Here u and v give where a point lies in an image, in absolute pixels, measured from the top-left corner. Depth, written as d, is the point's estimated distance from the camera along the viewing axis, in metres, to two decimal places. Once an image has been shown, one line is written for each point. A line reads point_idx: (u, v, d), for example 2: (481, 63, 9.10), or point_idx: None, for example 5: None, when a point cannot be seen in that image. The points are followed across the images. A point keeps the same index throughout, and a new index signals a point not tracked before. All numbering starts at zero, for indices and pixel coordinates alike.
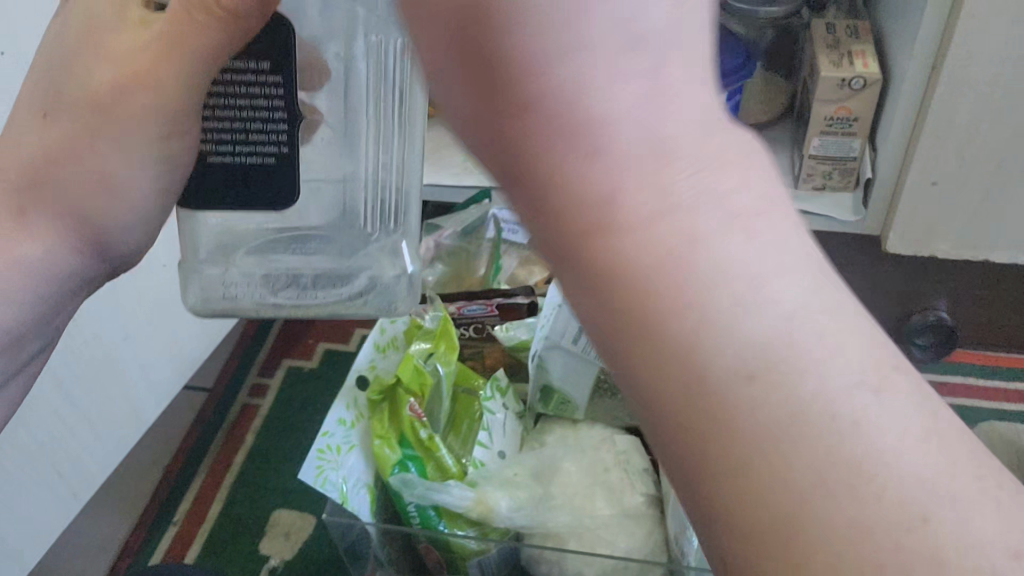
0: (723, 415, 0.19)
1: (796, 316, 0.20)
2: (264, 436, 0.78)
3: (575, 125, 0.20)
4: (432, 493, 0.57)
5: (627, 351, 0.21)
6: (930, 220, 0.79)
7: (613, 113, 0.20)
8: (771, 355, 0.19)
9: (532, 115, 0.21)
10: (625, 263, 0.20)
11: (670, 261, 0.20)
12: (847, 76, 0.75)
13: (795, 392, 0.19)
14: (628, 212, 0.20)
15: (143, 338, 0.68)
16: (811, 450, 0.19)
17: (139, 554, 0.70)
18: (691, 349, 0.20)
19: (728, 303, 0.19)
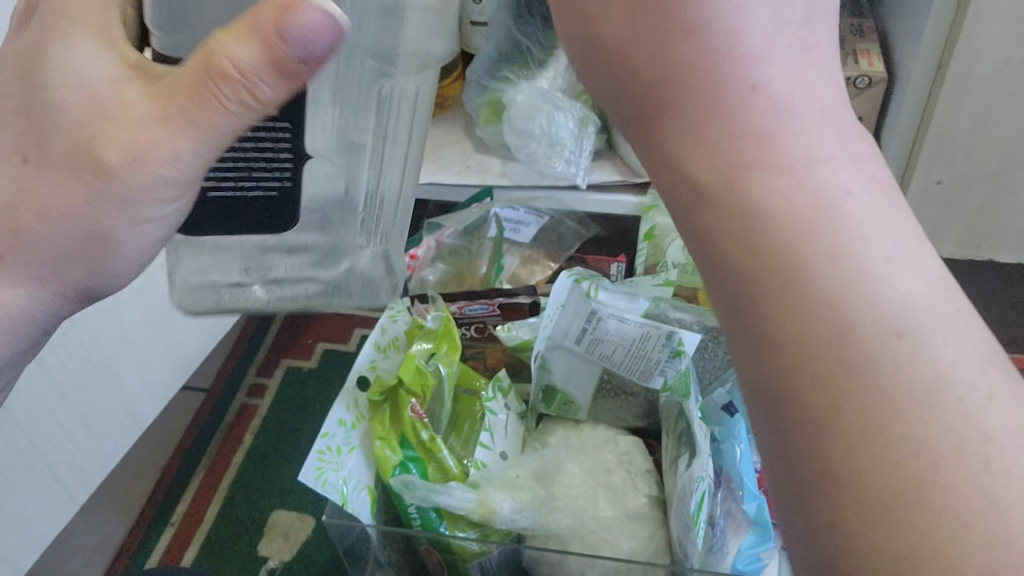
0: (839, 387, 0.22)
1: (913, 316, 0.22)
2: (263, 436, 0.78)
3: (738, 126, 0.24)
4: (433, 495, 0.56)
5: (766, 336, 0.23)
6: (934, 219, 0.78)
7: (790, 132, 0.24)
8: (896, 336, 0.22)
9: (706, 126, 0.25)
10: (783, 248, 0.23)
11: (819, 256, 0.23)
12: (852, 75, 0.75)
13: (922, 374, 0.22)
14: (781, 209, 0.23)
15: (140, 337, 0.67)
16: (929, 442, 0.21)
17: (136, 556, 0.69)
18: (841, 334, 0.22)
19: (856, 299, 0.22)
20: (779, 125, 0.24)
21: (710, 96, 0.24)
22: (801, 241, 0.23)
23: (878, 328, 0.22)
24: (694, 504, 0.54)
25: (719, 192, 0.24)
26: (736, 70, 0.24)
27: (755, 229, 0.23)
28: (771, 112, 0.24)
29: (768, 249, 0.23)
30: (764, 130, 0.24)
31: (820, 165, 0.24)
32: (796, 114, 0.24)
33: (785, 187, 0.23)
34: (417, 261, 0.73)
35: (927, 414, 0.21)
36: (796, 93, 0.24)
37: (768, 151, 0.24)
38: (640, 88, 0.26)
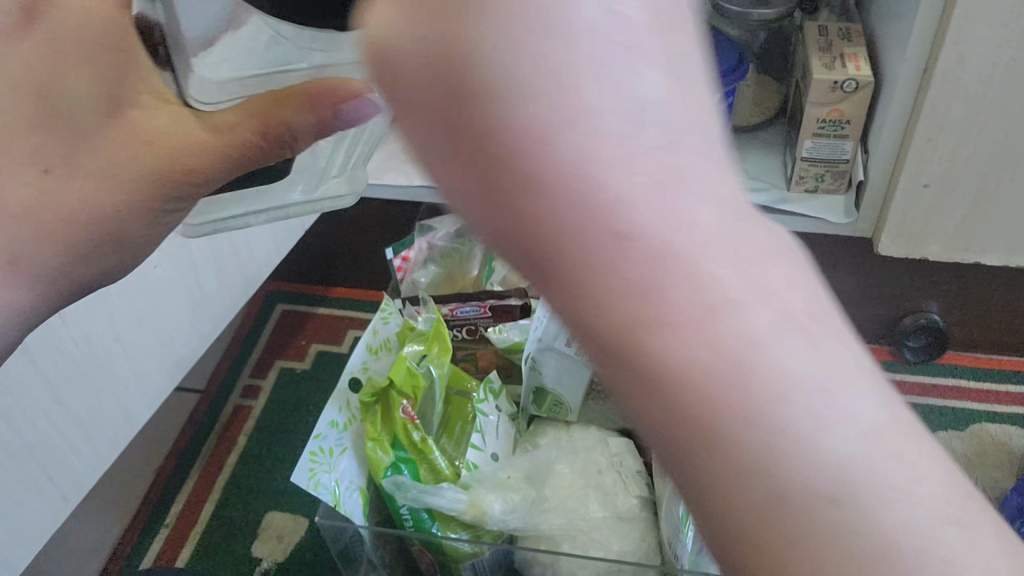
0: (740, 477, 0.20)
1: (816, 399, 0.20)
2: (256, 437, 0.78)
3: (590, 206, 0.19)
4: (425, 496, 0.57)
5: (658, 422, 0.21)
6: (921, 222, 0.79)
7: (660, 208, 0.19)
8: (772, 392, 0.19)
9: (524, 174, 0.18)
10: (669, 345, 0.20)
11: (705, 345, 0.20)
12: (839, 78, 0.76)
13: (825, 459, 0.20)
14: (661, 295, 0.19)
15: (134, 340, 0.68)
16: (796, 484, 0.20)
17: (131, 557, 0.70)
18: (726, 420, 0.20)
19: (752, 404, 0.20)
20: (614, 158, 0.18)
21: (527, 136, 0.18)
22: (652, 297, 0.19)
23: (742, 363, 0.19)
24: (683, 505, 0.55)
25: (543, 237, 0.19)
26: (553, 103, 0.18)
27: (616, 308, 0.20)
28: (648, 149, 0.19)
29: (608, 301, 0.19)
30: (644, 182, 0.19)
31: (645, 183, 0.19)
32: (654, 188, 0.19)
33: (631, 231, 0.19)
34: (409, 263, 0.75)
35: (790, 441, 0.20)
36: (648, 120, 0.18)
37: (642, 173, 0.19)
38: (433, 122, 0.19)
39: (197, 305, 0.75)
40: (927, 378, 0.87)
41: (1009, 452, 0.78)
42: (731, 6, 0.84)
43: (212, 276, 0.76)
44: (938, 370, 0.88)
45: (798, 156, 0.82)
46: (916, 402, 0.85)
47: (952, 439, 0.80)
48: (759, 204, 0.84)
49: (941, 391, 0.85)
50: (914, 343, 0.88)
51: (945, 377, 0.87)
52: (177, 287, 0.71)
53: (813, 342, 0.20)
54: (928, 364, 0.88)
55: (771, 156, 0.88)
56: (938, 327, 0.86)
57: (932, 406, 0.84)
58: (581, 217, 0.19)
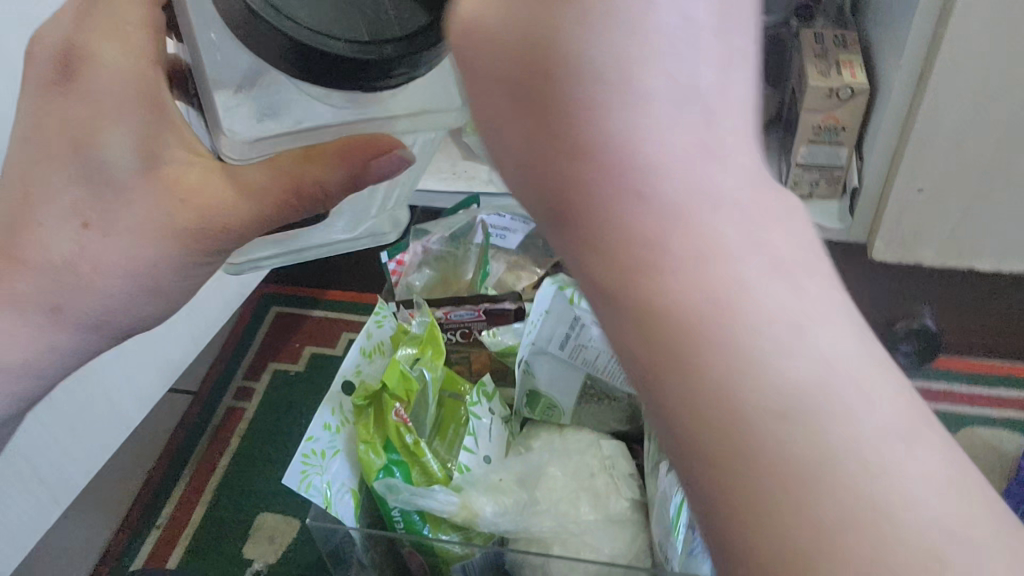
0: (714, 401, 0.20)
1: (830, 367, 0.21)
2: (249, 439, 0.78)
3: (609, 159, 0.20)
4: (416, 498, 0.56)
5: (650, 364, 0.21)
6: (915, 228, 0.79)
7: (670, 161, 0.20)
8: (807, 397, 0.20)
9: (575, 135, 0.20)
10: (676, 302, 0.21)
11: (699, 288, 0.21)
12: (835, 85, 0.76)
13: (826, 420, 0.20)
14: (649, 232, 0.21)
15: (128, 341, 0.67)
16: (806, 434, 0.20)
17: (122, 558, 0.70)
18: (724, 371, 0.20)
19: (762, 365, 0.20)
20: (664, 122, 0.20)
21: (582, 91, 0.20)
22: (664, 242, 0.21)
23: (730, 305, 0.20)
24: (673, 510, 0.55)
25: (582, 197, 0.21)
26: (617, 69, 0.20)
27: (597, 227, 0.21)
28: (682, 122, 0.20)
29: (653, 252, 0.21)
30: (662, 142, 0.20)
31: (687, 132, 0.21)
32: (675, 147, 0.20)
33: (659, 178, 0.20)
34: (404, 266, 0.75)
35: (828, 419, 0.20)
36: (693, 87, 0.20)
37: (664, 138, 0.20)
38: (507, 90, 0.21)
39: (191, 307, 0.75)
40: (933, 385, 0.79)
41: None
42: None
43: (207, 278, 0.76)
44: (947, 377, 0.80)
45: (793, 162, 0.82)
46: (912, 408, 0.78)
47: None
48: None
49: (946, 399, 0.78)
50: (909, 348, 0.82)
51: (955, 385, 0.78)
52: None
53: (836, 307, 0.22)
54: (930, 371, 0.81)
55: (768, 162, 0.88)
56: (933, 332, 0.81)
57: (930, 412, 0.78)
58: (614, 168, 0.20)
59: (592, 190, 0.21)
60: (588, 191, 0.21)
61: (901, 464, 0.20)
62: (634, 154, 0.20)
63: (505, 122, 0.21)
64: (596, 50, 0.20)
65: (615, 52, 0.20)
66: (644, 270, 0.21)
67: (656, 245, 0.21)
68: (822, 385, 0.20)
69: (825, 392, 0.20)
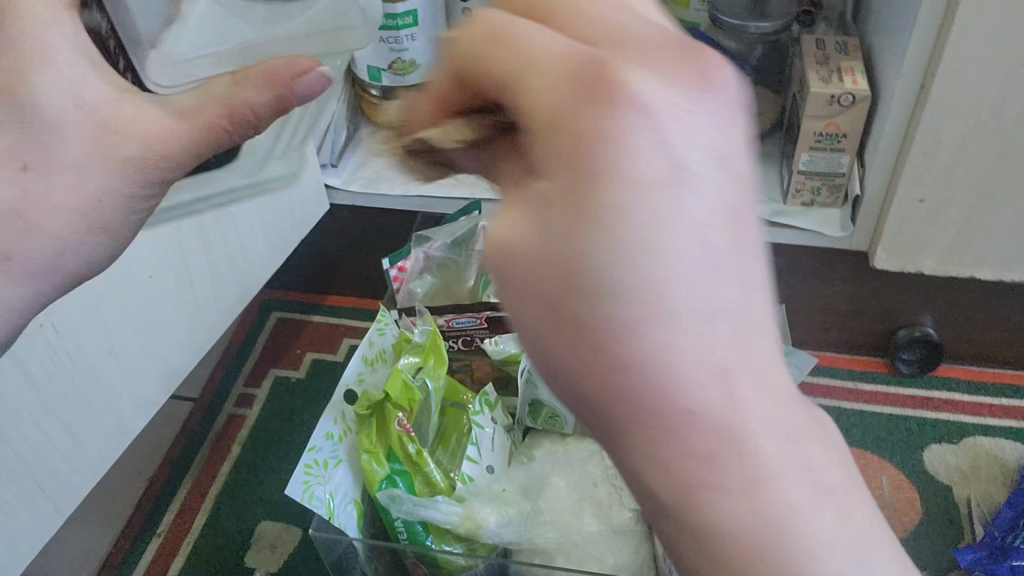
0: (661, 443, 0.23)
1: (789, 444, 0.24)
2: (251, 445, 0.78)
3: (605, 249, 0.23)
4: (420, 509, 0.56)
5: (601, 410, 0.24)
6: (916, 236, 0.79)
7: (671, 254, 0.22)
8: (752, 466, 0.23)
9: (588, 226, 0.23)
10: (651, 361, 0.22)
11: (673, 358, 0.22)
12: (837, 92, 0.76)
13: (749, 467, 0.23)
14: (634, 304, 0.22)
15: (130, 348, 0.67)
16: (719, 476, 0.23)
17: (123, 565, 0.69)
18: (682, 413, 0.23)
19: (733, 427, 0.23)
20: (663, 225, 0.22)
21: (598, 173, 0.22)
22: (663, 355, 0.22)
23: (693, 378, 0.22)
24: None
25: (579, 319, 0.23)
26: (630, 163, 0.22)
27: (595, 322, 0.23)
28: (679, 211, 0.23)
29: (642, 364, 0.22)
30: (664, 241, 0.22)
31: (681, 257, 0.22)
32: (679, 238, 0.23)
33: (660, 316, 0.22)
34: (405, 273, 0.75)
35: (747, 474, 0.23)
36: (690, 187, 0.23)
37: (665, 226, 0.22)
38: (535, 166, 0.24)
39: (192, 315, 0.75)
40: (917, 391, 0.87)
41: (1003, 466, 0.79)
42: (727, 17, 0.84)
43: (208, 284, 0.76)
44: (932, 383, 0.88)
45: (794, 169, 0.82)
46: (908, 415, 0.84)
47: (945, 453, 0.80)
48: None
49: (932, 405, 0.85)
50: (908, 356, 0.88)
51: (935, 390, 0.87)
52: (174, 296, 0.71)
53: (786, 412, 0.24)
54: (920, 378, 0.88)
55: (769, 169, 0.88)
56: (933, 341, 0.86)
57: (924, 420, 0.84)
58: (612, 250, 0.22)
59: (590, 306, 0.23)
60: (590, 310, 0.23)
61: (798, 520, 0.24)
62: (621, 266, 0.22)
63: (524, 244, 0.24)
64: (608, 185, 0.22)
65: (624, 155, 0.23)
66: (626, 374, 0.23)
67: (636, 360, 0.23)
68: (763, 462, 0.23)
69: (768, 465, 0.23)
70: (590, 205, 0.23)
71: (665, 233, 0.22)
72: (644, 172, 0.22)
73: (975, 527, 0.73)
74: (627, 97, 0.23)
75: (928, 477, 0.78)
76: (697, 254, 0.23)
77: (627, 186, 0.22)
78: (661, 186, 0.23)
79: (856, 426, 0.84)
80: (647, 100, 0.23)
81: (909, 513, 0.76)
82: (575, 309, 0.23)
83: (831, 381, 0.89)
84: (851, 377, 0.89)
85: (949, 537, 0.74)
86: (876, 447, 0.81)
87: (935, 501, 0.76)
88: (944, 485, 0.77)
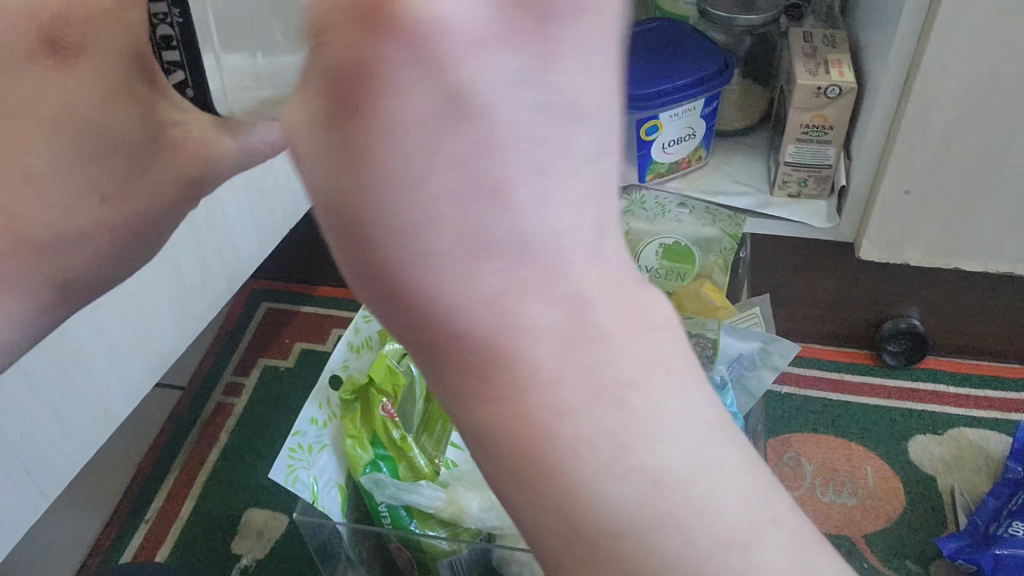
0: (525, 477, 0.18)
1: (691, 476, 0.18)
2: (239, 433, 0.78)
3: (421, 225, 0.17)
4: (404, 493, 0.57)
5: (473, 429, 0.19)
6: (901, 228, 0.80)
7: (507, 235, 0.17)
8: (660, 491, 0.18)
9: (395, 197, 0.17)
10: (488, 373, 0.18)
11: (529, 366, 0.18)
12: (823, 84, 0.76)
13: (638, 502, 0.18)
14: (472, 304, 0.18)
15: (116, 335, 0.68)
16: (601, 518, 0.18)
17: (109, 552, 0.69)
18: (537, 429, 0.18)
19: (606, 458, 0.18)
20: (509, 191, 0.17)
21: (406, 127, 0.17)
22: (543, 353, 0.18)
23: (601, 395, 0.18)
24: None
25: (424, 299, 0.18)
26: (450, 120, 0.17)
27: (434, 313, 0.18)
28: (515, 176, 0.17)
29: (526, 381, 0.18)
30: (507, 201, 0.17)
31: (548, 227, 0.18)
32: (516, 207, 0.17)
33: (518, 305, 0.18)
34: None
35: (627, 503, 0.18)
36: (533, 136, 0.17)
37: (502, 190, 0.17)
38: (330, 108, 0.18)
39: (180, 303, 0.76)
40: (904, 383, 0.87)
41: (988, 457, 0.79)
42: (715, 10, 0.85)
43: (196, 272, 0.76)
44: (918, 375, 0.88)
45: (781, 160, 0.82)
46: (892, 406, 0.85)
47: (929, 444, 0.80)
48: (744, 209, 0.84)
49: (917, 397, 0.86)
50: (895, 347, 0.88)
51: (922, 382, 0.87)
52: (161, 283, 0.72)
53: (707, 418, 0.19)
54: (907, 369, 0.89)
55: (757, 161, 0.89)
56: (919, 333, 0.86)
57: (909, 410, 0.84)
58: (421, 226, 0.17)
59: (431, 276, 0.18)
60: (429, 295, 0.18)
61: (725, 539, 0.18)
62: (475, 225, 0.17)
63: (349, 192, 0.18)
64: (435, 133, 0.17)
65: (434, 103, 0.17)
66: (505, 377, 0.18)
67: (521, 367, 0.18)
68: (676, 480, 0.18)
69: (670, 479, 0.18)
70: (390, 171, 0.17)
71: (511, 208, 0.17)
72: (462, 119, 0.17)
73: (959, 515, 0.74)
74: (409, 9, 0.16)
75: (913, 468, 0.79)
76: (550, 224, 0.18)
77: (433, 142, 0.17)
78: (482, 146, 0.17)
79: (842, 417, 0.84)
80: (453, 19, 0.16)
81: (894, 502, 0.76)
82: (403, 299, 0.18)
83: (816, 371, 0.89)
84: (839, 368, 0.89)
85: (933, 526, 0.74)
86: (862, 437, 0.82)
87: (920, 490, 0.77)
88: (928, 475, 0.78)
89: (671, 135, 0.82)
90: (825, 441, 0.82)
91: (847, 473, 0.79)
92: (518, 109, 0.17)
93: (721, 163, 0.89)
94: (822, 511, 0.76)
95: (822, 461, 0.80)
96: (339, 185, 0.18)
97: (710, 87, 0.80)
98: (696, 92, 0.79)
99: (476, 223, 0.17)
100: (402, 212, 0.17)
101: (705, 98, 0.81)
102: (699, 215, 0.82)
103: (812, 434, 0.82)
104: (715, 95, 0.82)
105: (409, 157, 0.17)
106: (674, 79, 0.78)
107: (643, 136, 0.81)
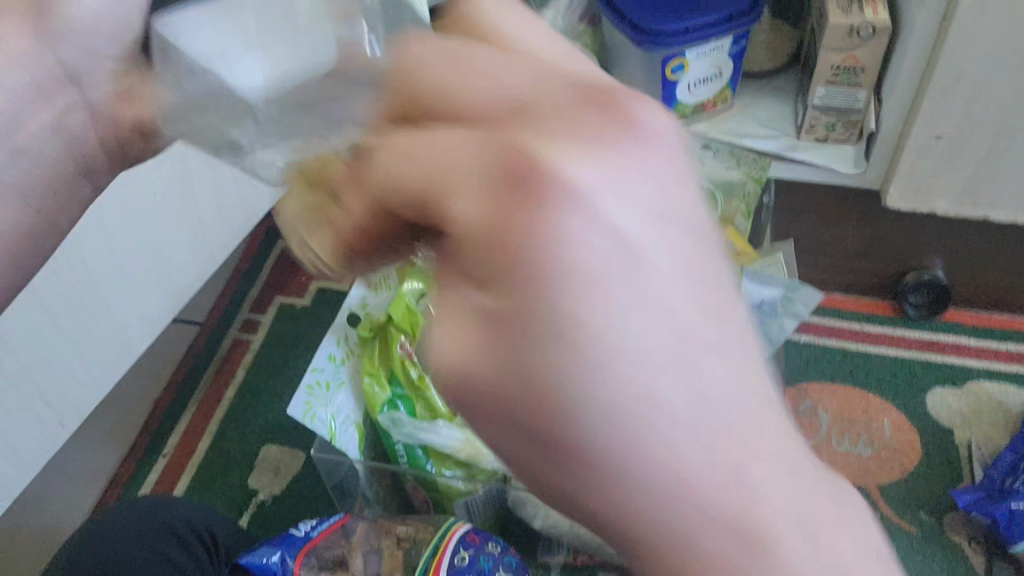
0: None
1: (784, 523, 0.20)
2: (256, 369, 0.78)
3: (570, 377, 0.19)
4: (419, 432, 0.57)
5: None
6: (930, 177, 0.76)
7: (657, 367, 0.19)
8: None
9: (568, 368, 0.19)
10: (645, 469, 0.19)
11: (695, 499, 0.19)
12: (856, 24, 0.71)
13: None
14: (625, 461, 0.19)
15: (131, 269, 0.67)
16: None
17: (129, 484, 0.70)
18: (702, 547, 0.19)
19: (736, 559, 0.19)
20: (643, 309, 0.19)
21: (543, 271, 0.19)
22: (600, 357, 0.19)
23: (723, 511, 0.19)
24: None
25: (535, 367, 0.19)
26: (589, 274, 0.19)
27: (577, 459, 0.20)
28: (614, 270, 0.19)
29: (579, 408, 0.19)
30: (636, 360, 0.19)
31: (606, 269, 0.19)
32: (629, 323, 0.19)
33: (598, 295, 0.19)
34: None
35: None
36: (637, 260, 0.19)
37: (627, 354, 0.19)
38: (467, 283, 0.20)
39: (197, 232, 0.74)
40: (926, 335, 0.85)
41: (1006, 412, 0.77)
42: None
43: (212, 205, 0.75)
44: (938, 327, 0.86)
45: (809, 104, 0.77)
46: (911, 356, 0.83)
47: (947, 396, 0.79)
48: (768, 151, 0.79)
49: (937, 348, 0.84)
50: (916, 299, 0.86)
51: (943, 334, 0.85)
52: (176, 215, 0.70)
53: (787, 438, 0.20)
54: (928, 321, 0.86)
55: (782, 103, 0.83)
56: (941, 285, 0.83)
57: (928, 361, 0.83)
58: (606, 412, 0.19)
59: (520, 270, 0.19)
60: (546, 284, 0.19)
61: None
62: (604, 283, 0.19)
63: (483, 276, 0.19)
64: (545, 243, 0.19)
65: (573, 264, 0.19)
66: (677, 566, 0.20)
67: (557, 393, 0.19)
68: (727, 522, 0.19)
69: (746, 523, 0.19)
70: (538, 305, 0.19)
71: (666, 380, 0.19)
72: (572, 256, 0.19)
73: (974, 469, 0.73)
74: (546, 190, 0.19)
75: (931, 420, 0.78)
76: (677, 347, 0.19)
77: (542, 311, 0.19)
78: (596, 285, 0.19)
79: (860, 365, 0.83)
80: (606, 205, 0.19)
81: (910, 454, 0.75)
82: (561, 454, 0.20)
83: (835, 321, 0.88)
84: (896, 325, 0.87)
85: (948, 477, 0.73)
86: (879, 388, 0.81)
87: (935, 442, 0.76)
88: (947, 428, 0.77)
89: (696, 75, 0.75)
90: (843, 389, 0.81)
91: (863, 423, 0.78)
92: (629, 228, 0.20)
93: (747, 104, 0.84)
94: (837, 461, 0.75)
95: (839, 409, 0.80)
96: (475, 353, 0.20)
97: (741, 26, 0.72)
98: (726, 31, 0.72)
99: (628, 388, 0.19)
100: (549, 359, 0.19)
101: (733, 37, 0.74)
102: (721, 156, 0.78)
103: (829, 383, 0.81)
104: (745, 33, 0.74)
105: (552, 321, 0.19)
106: (704, 15, 0.72)
107: (669, 74, 0.74)
